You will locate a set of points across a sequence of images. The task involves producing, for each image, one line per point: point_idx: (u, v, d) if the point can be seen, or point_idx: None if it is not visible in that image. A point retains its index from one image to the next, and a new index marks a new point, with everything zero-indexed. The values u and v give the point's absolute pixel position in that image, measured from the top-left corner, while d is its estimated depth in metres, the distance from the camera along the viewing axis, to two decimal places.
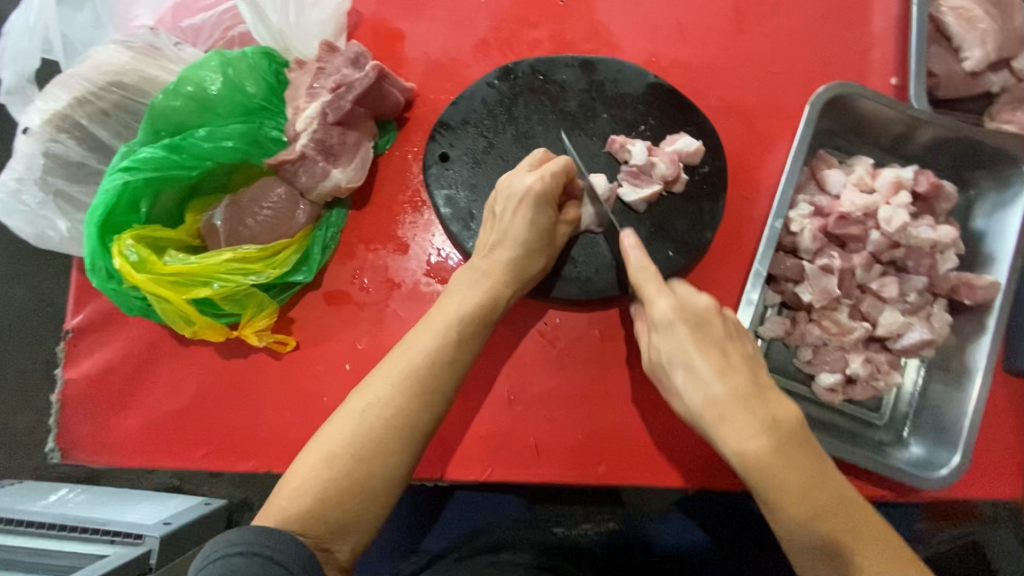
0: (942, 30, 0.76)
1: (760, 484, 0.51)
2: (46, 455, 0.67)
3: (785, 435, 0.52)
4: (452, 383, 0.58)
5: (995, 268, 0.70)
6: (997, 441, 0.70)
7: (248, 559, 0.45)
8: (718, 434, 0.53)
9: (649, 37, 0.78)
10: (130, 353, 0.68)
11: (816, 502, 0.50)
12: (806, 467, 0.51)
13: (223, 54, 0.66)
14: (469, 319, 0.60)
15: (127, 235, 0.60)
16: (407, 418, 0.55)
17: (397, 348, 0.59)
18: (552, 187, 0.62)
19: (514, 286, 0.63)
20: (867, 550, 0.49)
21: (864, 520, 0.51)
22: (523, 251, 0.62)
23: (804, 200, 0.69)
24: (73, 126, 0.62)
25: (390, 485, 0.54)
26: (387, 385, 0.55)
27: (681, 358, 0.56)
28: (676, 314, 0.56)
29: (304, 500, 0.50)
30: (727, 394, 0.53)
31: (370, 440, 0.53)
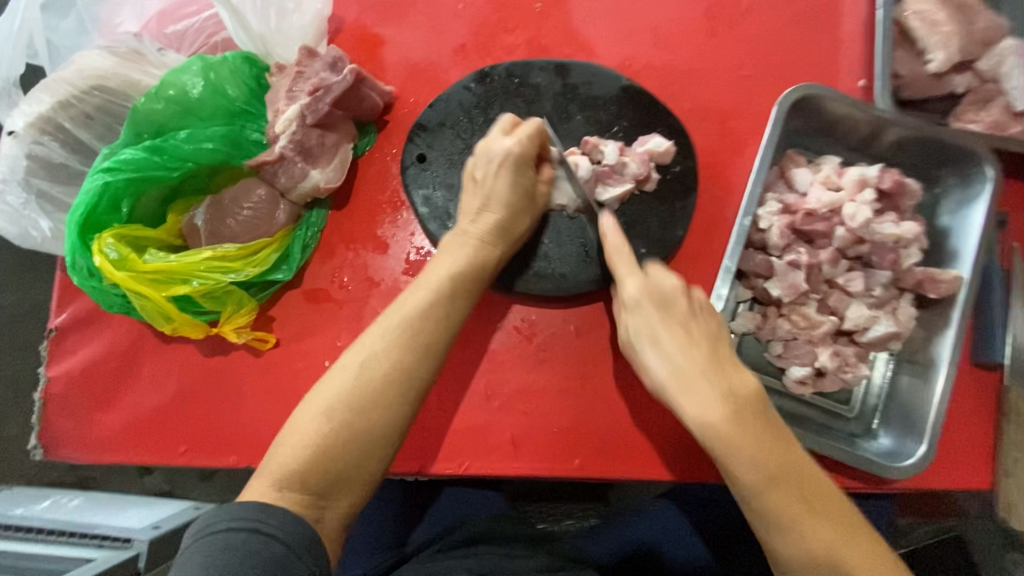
0: (907, 33, 0.79)
1: (718, 446, 0.55)
2: (30, 452, 0.68)
3: (742, 403, 0.56)
4: (446, 338, 0.60)
5: (959, 263, 0.72)
6: (965, 431, 0.71)
7: (252, 535, 0.47)
8: (682, 403, 0.57)
9: (623, 42, 0.80)
10: (112, 351, 0.69)
11: (770, 472, 0.53)
12: (760, 434, 0.55)
13: (205, 60, 0.67)
14: (461, 275, 0.62)
15: (108, 233, 0.62)
16: (403, 371, 0.57)
17: (393, 306, 0.61)
18: (529, 150, 0.65)
19: (501, 246, 0.65)
20: (815, 518, 0.52)
21: (821, 493, 0.53)
22: (507, 212, 0.64)
23: (772, 198, 0.71)
24: (56, 129, 0.63)
25: (389, 434, 0.55)
26: (384, 339, 0.58)
27: (648, 333, 0.61)
28: (643, 292, 0.62)
29: (303, 458, 0.52)
30: (688, 364, 0.58)
31: (366, 393, 0.55)
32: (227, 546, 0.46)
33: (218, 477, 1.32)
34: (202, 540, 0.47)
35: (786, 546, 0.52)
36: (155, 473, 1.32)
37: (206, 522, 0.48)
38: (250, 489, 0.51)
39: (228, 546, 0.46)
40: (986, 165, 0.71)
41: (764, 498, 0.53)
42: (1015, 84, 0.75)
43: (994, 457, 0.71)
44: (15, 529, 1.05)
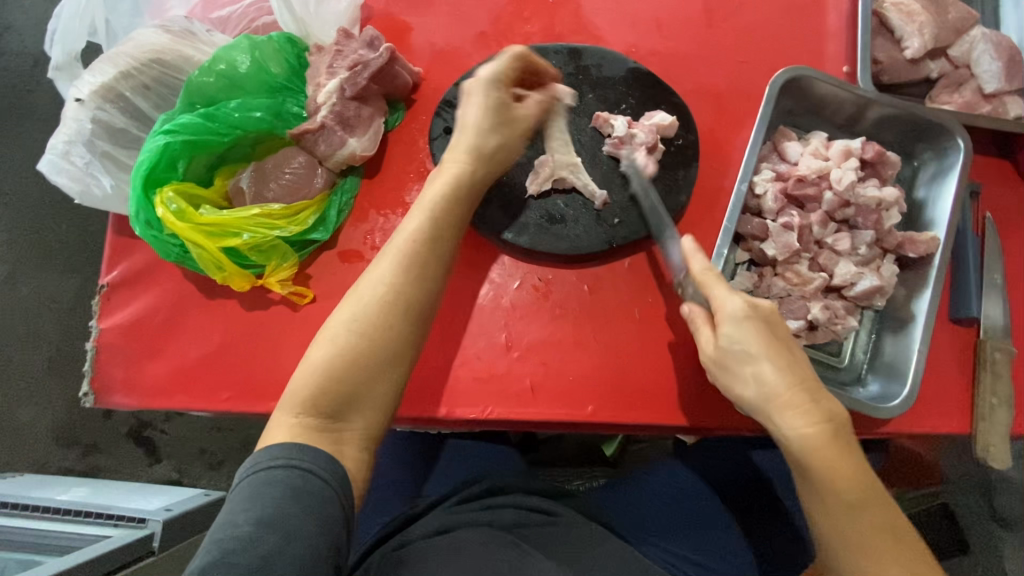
0: (885, 24, 0.87)
1: (816, 465, 0.58)
2: (81, 399, 0.73)
3: (839, 428, 0.59)
4: (439, 264, 0.66)
5: (936, 227, 0.79)
6: (945, 381, 0.78)
7: (290, 470, 0.53)
8: (781, 419, 0.59)
9: (629, 31, 0.87)
10: (161, 305, 0.74)
11: (861, 495, 0.59)
12: (853, 460, 0.59)
13: (252, 39, 0.74)
14: (445, 203, 0.68)
15: (168, 188, 0.68)
16: (401, 296, 0.63)
17: (390, 240, 0.66)
18: (503, 73, 0.71)
19: (480, 167, 0.70)
20: (887, 536, 0.59)
21: (895, 515, 0.60)
22: (482, 134, 0.70)
23: (766, 168, 0.79)
24: (117, 98, 0.70)
25: (394, 352, 0.61)
26: (382, 267, 0.64)
27: (750, 351, 0.61)
28: (748, 308, 0.62)
29: (313, 385, 0.58)
30: (794, 385, 0.59)
31: (369, 315, 0.61)
32: (270, 482, 0.52)
33: (227, 465, 1.35)
34: (247, 478, 0.53)
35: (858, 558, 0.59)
36: (163, 461, 1.35)
37: (248, 464, 0.54)
38: (277, 423, 0.57)
39: (272, 481, 0.52)
40: (957, 138, 0.79)
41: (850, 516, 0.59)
42: (986, 68, 0.83)
43: (972, 405, 0.77)
44: (30, 509, 1.08)
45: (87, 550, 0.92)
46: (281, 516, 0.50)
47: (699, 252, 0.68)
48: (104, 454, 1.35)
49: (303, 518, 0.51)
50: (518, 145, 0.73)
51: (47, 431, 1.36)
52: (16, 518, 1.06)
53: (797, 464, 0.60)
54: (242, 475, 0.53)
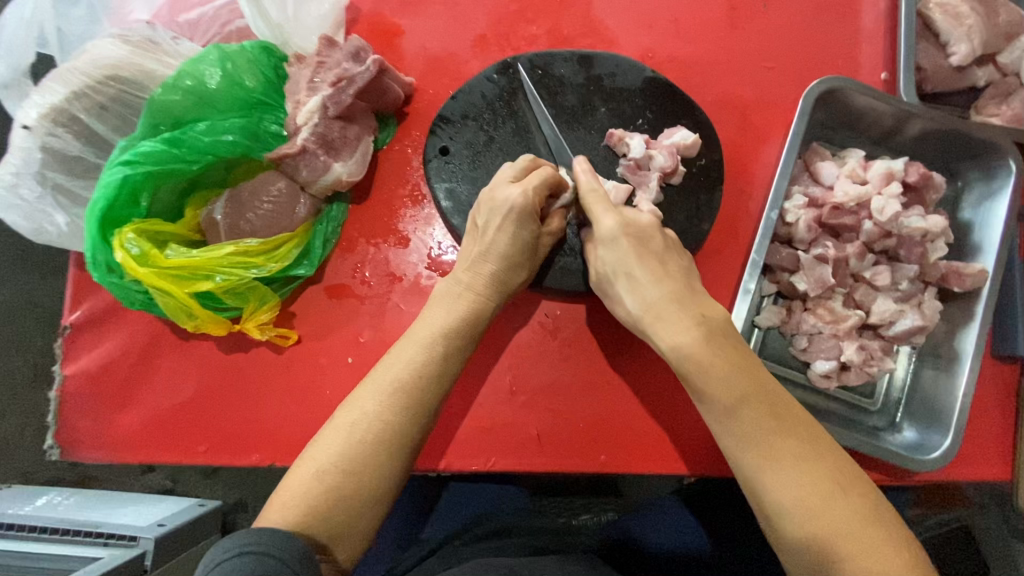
0: (929, 26, 0.78)
1: (692, 371, 0.53)
2: (46, 452, 0.66)
3: (713, 327, 0.55)
4: (436, 400, 0.57)
5: (984, 256, 0.72)
6: (987, 423, 0.72)
7: (245, 559, 0.44)
8: (654, 330, 0.56)
9: (645, 33, 0.79)
10: (130, 349, 0.68)
11: (745, 393, 0.52)
12: (736, 355, 0.54)
13: (222, 49, 0.65)
14: (453, 333, 0.60)
15: (128, 228, 0.60)
16: (397, 435, 0.54)
17: (384, 363, 0.58)
18: (534, 202, 0.61)
19: (495, 299, 0.63)
20: (789, 434, 0.51)
21: (794, 417, 0.53)
22: (503, 265, 0.62)
23: (798, 191, 0.71)
24: (70, 121, 0.61)
25: (381, 494, 0.53)
26: (376, 401, 0.55)
27: (624, 269, 0.58)
28: (619, 228, 0.58)
29: (294, 519, 0.49)
30: (664, 296, 0.56)
31: (359, 454, 0.52)
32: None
33: (222, 473, 1.31)
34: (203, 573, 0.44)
35: (763, 462, 0.51)
36: (157, 470, 1.30)
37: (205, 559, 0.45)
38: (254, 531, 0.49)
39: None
40: (1009, 158, 0.71)
41: (738, 422, 0.52)
42: None
43: (1015, 450, 0.72)
44: (16, 529, 1.03)
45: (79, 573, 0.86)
46: None
47: (592, 172, 0.63)
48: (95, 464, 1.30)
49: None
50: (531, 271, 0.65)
51: (34, 441, 1.30)
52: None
53: (682, 377, 0.55)
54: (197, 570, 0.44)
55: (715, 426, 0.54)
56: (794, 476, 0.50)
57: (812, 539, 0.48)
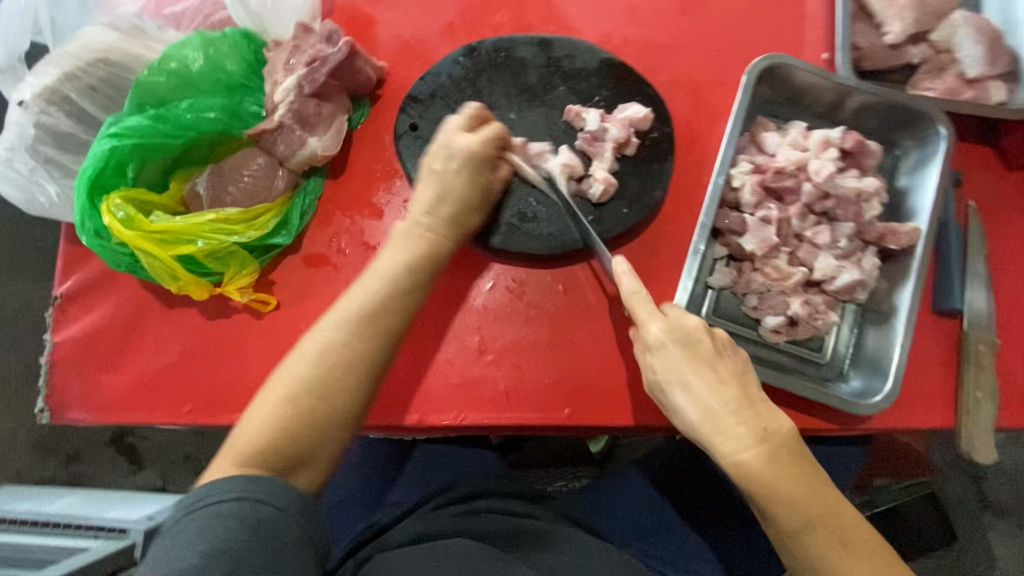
0: (865, 9, 0.84)
1: (757, 488, 0.60)
2: (36, 415, 0.70)
3: (773, 441, 0.60)
4: (397, 328, 0.62)
5: (918, 217, 0.77)
6: (929, 373, 0.77)
7: (240, 503, 0.50)
8: (717, 444, 0.61)
9: (603, 20, 0.84)
10: (118, 316, 0.72)
11: (806, 513, 0.59)
12: (799, 472, 0.60)
13: (205, 35, 0.71)
14: (414, 270, 0.65)
15: (116, 194, 0.65)
16: (362, 361, 0.59)
17: (347, 293, 0.62)
18: (488, 151, 0.69)
19: (453, 238, 0.68)
20: (867, 561, 0.59)
21: (852, 524, 0.60)
22: (461, 206, 0.68)
23: (744, 159, 0.76)
24: (62, 101, 0.66)
25: (346, 416, 0.58)
26: (343, 328, 0.60)
27: (677, 377, 0.63)
28: (667, 335, 0.64)
29: (264, 441, 0.54)
30: (721, 407, 0.61)
31: (327, 377, 0.57)
32: (217, 517, 0.49)
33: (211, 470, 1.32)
34: (196, 513, 0.50)
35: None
36: (147, 468, 1.31)
37: (195, 498, 0.51)
38: (219, 466, 0.54)
39: (221, 516, 0.49)
40: (939, 125, 0.77)
41: (806, 540, 0.60)
42: (968, 52, 0.81)
43: (957, 398, 0.76)
44: (21, 523, 1.10)
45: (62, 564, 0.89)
46: (233, 548, 0.48)
47: (632, 271, 0.67)
48: (86, 463, 1.31)
49: (256, 546, 0.48)
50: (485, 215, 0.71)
51: (26, 442, 1.32)
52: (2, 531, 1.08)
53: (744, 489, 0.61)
54: (187, 511, 0.50)
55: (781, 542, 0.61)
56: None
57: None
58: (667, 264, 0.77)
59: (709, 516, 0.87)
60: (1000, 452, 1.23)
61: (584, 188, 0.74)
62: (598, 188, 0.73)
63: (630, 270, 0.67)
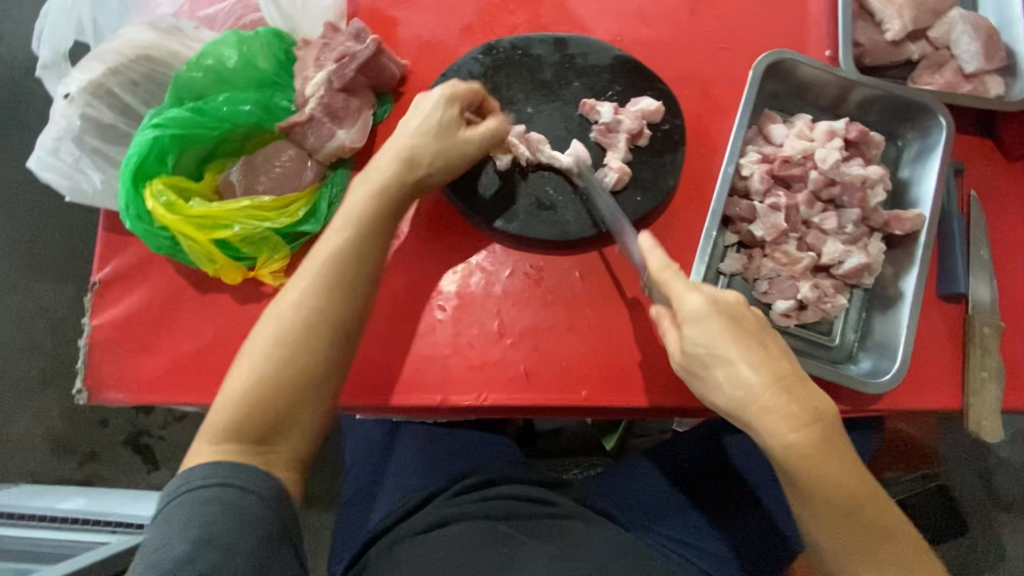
0: (865, 8, 0.88)
1: (804, 472, 0.59)
2: (75, 397, 0.73)
3: (824, 425, 0.59)
4: (362, 283, 0.64)
5: (921, 204, 0.80)
6: (936, 356, 0.79)
7: (224, 489, 0.54)
8: (763, 425, 0.59)
9: (614, 20, 0.88)
10: (153, 301, 0.75)
11: (845, 497, 0.60)
12: (841, 456, 0.60)
13: (239, 34, 0.75)
14: (372, 218, 0.65)
15: (158, 181, 0.69)
16: (324, 317, 0.61)
17: (309, 255, 0.64)
18: (453, 98, 0.70)
19: (401, 176, 0.67)
20: (884, 542, 0.62)
21: (880, 505, 0.62)
22: (414, 139, 0.68)
23: (753, 150, 0.79)
24: (106, 94, 0.70)
25: (313, 375, 0.60)
26: (304, 288, 0.62)
27: (719, 349, 0.60)
28: (710, 307, 0.61)
29: (238, 414, 0.57)
30: (768, 385, 0.59)
31: (292, 338, 0.60)
32: (202, 501, 0.53)
33: None
34: (183, 496, 0.54)
35: (850, 561, 0.63)
36: (162, 468, 1.31)
37: (180, 481, 0.55)
38: (198, 450, 0.57)
39: (205, 501, 0.53)
40: (939, 116, 0.80)
41: (839, 521, 0.61)
42: (965, 48, 0.84)
43: (963, 380, 0.78)
44: (37, 519, 1.10)
45: (90, 556, 0.94)
46: (215, 533, 0.51)
47: (658, 246, 0.67)
48: (102, 463, 1.32)
49: (240, 530, 0.52)
50: (456, 154, 0.69)
51: (43, 442, 1.33)
52: (22, 527, 1.09)
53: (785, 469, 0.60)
54: (177, 492, 0.54)
55: (811, 519, 0.63)
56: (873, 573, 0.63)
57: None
58: (680, 251, 0.80)
59: (721, 506, 0.87)
60: (1007, 445, 1.25)
61: (599, 177, 0.77)
62: (613, 176, 0.76)
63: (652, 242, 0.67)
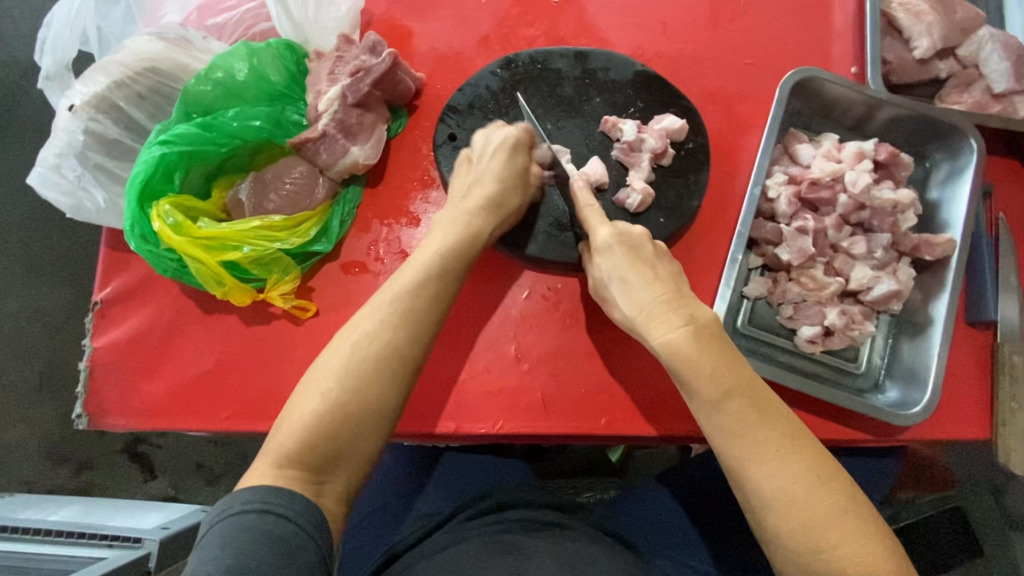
0: (893, 24, 0.86)
1: (679, 363, 0.58)
2: (74, 421, 0.70)
3: (700, 326, 0.60)
4: (433, 317, 0.62)
5: (951, 229, 0.77)
6: (964, 385, 0.77)
7: (261, 516, 0.49)
8: (648, 329, 0.62)
9: (636, 34, 0.86)
10: (157, 322, 0.72)
11: (724, 385, 0.57)
12: (720, 351, 0.58)
13: (250, 45, 0.71)
14: (450, 253, 0.65)
15: (165, 201, 0.66)
16: (398, 353, 0.59)
17: (384, 288, 0.62)
18: (523, 141, 0.72)
19: (493, 220, 0.68)
20: (769, 427, 0.55)
21: (769, 406, 0.56)
22: (499, 185, 0.68)
23: (779, 171, 0.77)
24: (110, 108, 0.68)
25: (383, 415, 0.57)
26: (377, 319, 0.59)
27: (619, 274, 0.65)
28: (615, 238, 0.65)
29: (300, 440, 0.53)
30: (654, 298, 0.62)
31: (364, 372, 0.56)
32: (239, 529, 0.48)
33: (224, 480, 1.29)
34: (218, 523, 0.49)
35: (741, 450, 0.55)
36: (160, 477, 1.28)
37: (219, 508, 0.50)
38: (256, 470, 0.53)
39: (242, 527, 0.48)
40: (970, 138, 0.78)
41: (721, 411, 0.56)
42: (994, 68, 0.83)
43: (992, 410, 0.76)
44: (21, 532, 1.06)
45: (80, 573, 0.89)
46: (253, 567, 0.46)
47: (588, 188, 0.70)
48: (99, 472, 1.29)
49: (278, 566, 0.46)
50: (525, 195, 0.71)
51: (38, 451, 1.29)
52: (8, 542, 1.04)
53: (671, 371, 0.60)
54: (210, 523, 0.49)
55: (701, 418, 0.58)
56: (775, 466, 0.53)
57: (800, 555, 0.51)
58: (703, 274, 0.78)
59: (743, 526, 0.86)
60: None
61: (622, 199, 0.75)
62: (636, 197, 0.73)
63: (586, 187, 0.70)
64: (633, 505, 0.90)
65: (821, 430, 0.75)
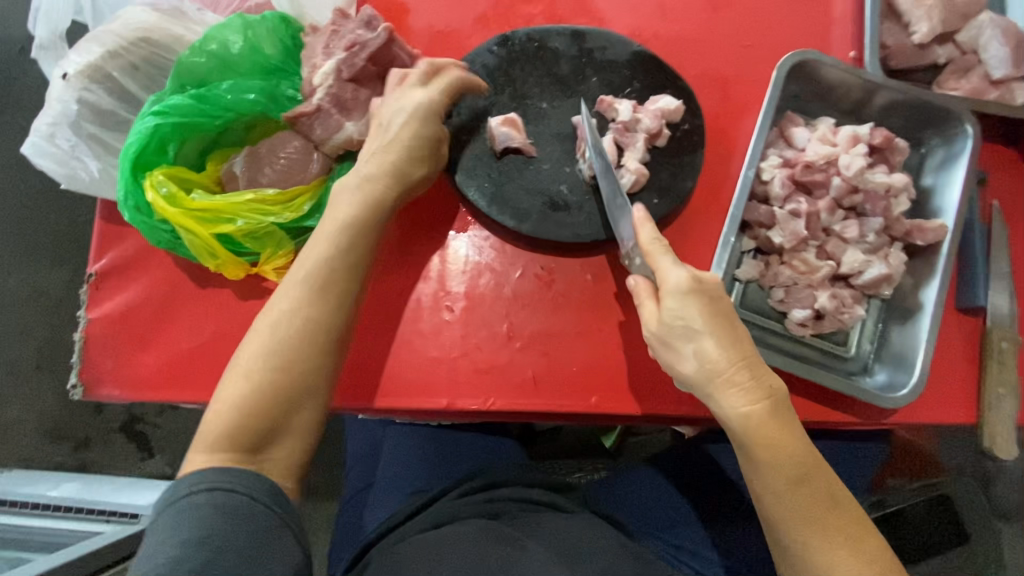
0: (893, 8, 0.85)
1: (755, 444, 0.59)
2: (69, 391, 0.71)
3: (776, 401, 0.60)
4: (353, 289, 0.63)
5: (944, 215, 0.78)
6: (952, 370, 0.78)
7: (211, 493, 0.51)
8: (721, 397, 0.60)
9: (634, 14, 0.85)
10: (151, 294, 0.72)
11: (797, 468, 0.59)
12: (794, 435, 0.60)
13: (244, 18, 0.71)
14: (359, 225, 0.64)
15: (158, 171, 0.67)
16: (316, 328, 0.60)
17: (295, 266, 0.63)
18: (441, 99, 0.70)
19: (398, 189, 0.67)
20: (834, 510, 0.59)
21: (837, 490, 0.60)
22: (406, 152, 0.67)
23: (773, 154, 0.77)
24: (104, 78, 0.67)
25: (309, 390, 0.59)
26: (291, 299, 0.60)
27: (694, 326, 0.60)
28: (693, 281, 0.61)
29: (229, 424, 0.55)
30: (729, 362, 0.60)
31: (284, 351, 0.58)
32: (191, 510, 0.50)
33: None
34: (169, 508, 0.51)
35: (811, 535, 0.59)
36: (157, 456, 1.29)
37: (168, 495, 0.52)
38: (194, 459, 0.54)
39: (192, 508, 0.50)
40: (965, 124, 0.78)
41: (794, 494, 0.59)
42: (993, 53, 0.82)
43: (979, 396, 0.77)
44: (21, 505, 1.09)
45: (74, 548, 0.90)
46: (212, 538, 0.49)
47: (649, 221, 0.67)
48: (96, 450, 1.29)
49: (234, 530, 0.50)
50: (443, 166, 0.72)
51: (36, 428, 1.30)
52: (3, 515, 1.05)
53: (742, 445, 0.61)
54: (161, 509, 0.51)
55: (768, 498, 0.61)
56: (844, 550, 0.58)
57: None
58: (696, 256, 0.78)
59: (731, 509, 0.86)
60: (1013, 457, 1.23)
61: (615, 179, 0.75)
62: (630, 178, 0.74)
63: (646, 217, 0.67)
64: (623, 487, 0.91)
65: (809, 411, 0.75)
